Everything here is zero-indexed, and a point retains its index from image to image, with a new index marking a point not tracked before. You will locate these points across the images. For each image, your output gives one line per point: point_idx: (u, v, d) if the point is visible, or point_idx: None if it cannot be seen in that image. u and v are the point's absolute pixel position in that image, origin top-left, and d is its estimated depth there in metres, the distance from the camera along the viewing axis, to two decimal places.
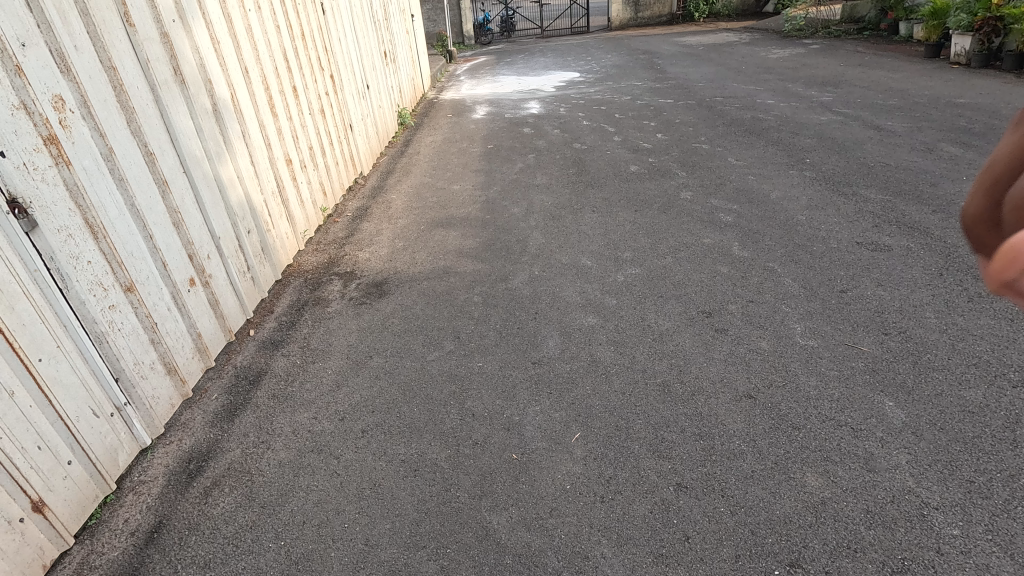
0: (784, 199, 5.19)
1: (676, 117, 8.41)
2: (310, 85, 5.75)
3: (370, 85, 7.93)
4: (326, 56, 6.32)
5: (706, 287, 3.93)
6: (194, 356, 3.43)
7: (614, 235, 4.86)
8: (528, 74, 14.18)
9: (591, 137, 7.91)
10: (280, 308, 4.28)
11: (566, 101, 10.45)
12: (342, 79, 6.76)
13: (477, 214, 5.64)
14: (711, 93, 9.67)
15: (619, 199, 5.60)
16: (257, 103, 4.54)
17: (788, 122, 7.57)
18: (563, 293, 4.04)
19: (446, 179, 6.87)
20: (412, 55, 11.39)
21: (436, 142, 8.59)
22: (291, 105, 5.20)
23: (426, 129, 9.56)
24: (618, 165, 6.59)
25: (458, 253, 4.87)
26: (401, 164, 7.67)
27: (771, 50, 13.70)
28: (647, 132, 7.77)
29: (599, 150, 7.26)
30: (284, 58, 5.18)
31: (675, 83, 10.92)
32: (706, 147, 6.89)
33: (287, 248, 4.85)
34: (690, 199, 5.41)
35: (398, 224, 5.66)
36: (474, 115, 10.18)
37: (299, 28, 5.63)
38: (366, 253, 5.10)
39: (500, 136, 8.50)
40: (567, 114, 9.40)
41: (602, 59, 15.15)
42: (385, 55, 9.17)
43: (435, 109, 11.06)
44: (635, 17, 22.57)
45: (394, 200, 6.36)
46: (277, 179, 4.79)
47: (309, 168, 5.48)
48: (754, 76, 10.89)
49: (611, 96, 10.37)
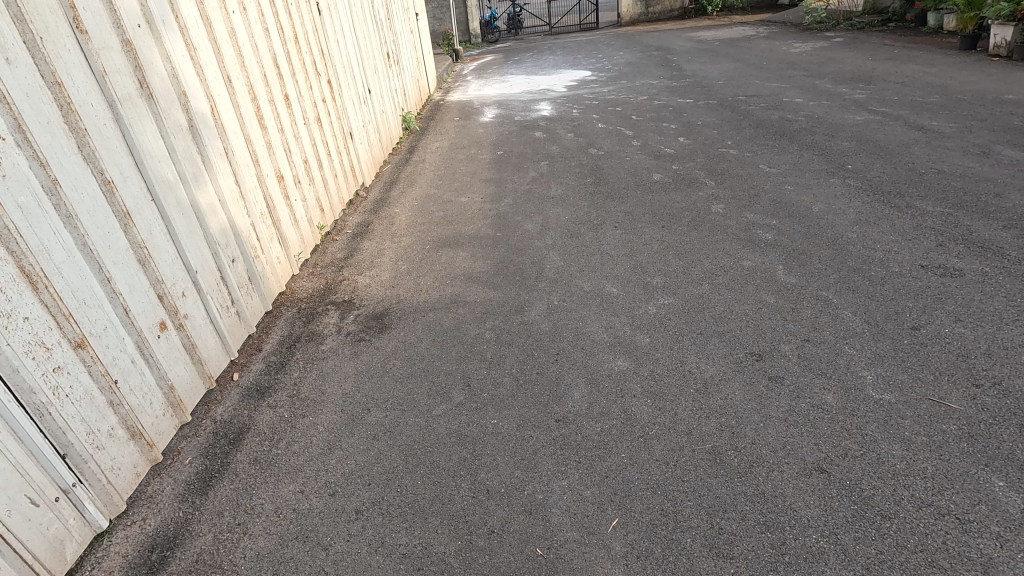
0: (830, 212, 4.66)
1: (698, 118, 7.88)
2: (305, 93, 5.28)
3: (372, 89, 7.46)
4: (323, 60, 5.85)
5: (752, 322, 3.42)
6: (166, 412, 2.98)
7: (640, 257, 4.36)
8: (537, 73, 13.68)
9: (608, 142, 7.38)
10: (269, 346, 3.82)
11: (579, 102, 9.94)
12: (340, 84, 6.29)
13: (487, 231, 5.15)
14: (734, 92, 9.11)
15: (643, 214, 5.09)
16: (242, 116, 4.08)
17: (821, 123, 7.02)
18: (587, 329, 3.55)
19: (453, 190, 6.38)
20: (416, 56, 10.93)
21: (442, 148, 8.10)
22: (283, 115, 4.74)
23: (432, 133, 9.08)
24: (639, 173, 6.08)
25: (468, 278, 4.39)
26: (405, 174, 7.19)
27: (793, 44, 13.09)
28: (668, 136, 7.25)
29: (617, 156, 6.75)
30: (274, 64, 4.71)
31: (693, 81, 10.37)
32: (735, 152, 6.36)
33: (278, 274, 4.40)
34: (723, 213, 4.90)
35: (402, 243, 5.18)
36: (482, 118, 9.70)
37: (292, 31, 5.16)
38: (366, 278, 4.63)
39: (510, 141, 8.01)
40: (580, 116, 8.88)
41: (614, 56, 14.58)
42: (388, 56, 8.69)
43: (441, 112, 10.60)
44: (645, 12, 21.96)
45: (397, 215, 5.88)
46: (267, 198, 4.34)
47: (304, 184, 5.02)
48: (778, 72, 10.30)
49: (626, 96, 9.85)
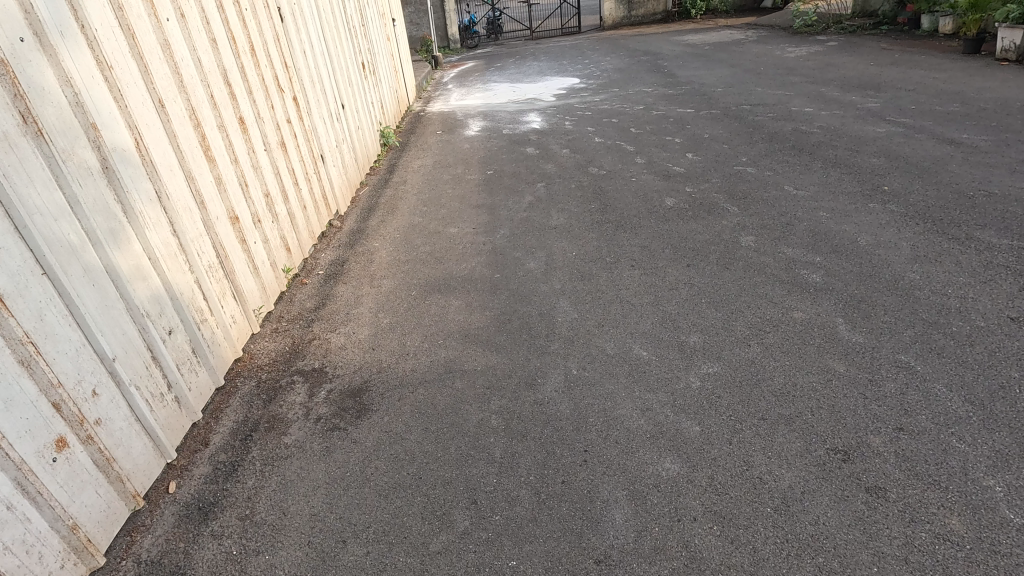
0: (880, 246, 4.04)
1: (704, 131, 7.28)
2: (265, 113, 4.50)
3: (345, 104, 6.67)
4: (287, 74, 5.06)
5: (824, 401, 2.75)
6: (63, 563, 2.20)
7: (669, 306, 3.68)
8: (522, 80, 13.03)
9: (608, 159, 6.71)
10: (217, 438, 3.04)
11: (570, 112, 9.30)
12: (308, 101, 5.51)
13: (483, 271, 4.42)
14: (737, 101, 8.54)
15: (662, 249, 4.42)
16: (182, 148, 3.30)
17: (840, 135, 6.45)
18: (619, 413, 2.85)
19: (440, 219, 5.63)
20: (394, 64, 10.19)
21: (425, 168, 7.35)
22: (237, 141, 3.97)
23: (413, 150, 8.32)
24: (648, 197, 5.43)
25: (464, 335, 3.66)
26: (384, 198, 6.43)
27: (787, 48, 12.62)
28: (675, 152, 6.62)
29: (620, 176, 6.08)
30: (226, 80, 3.92)
31: (690, 89, 9.80)
32: (752, 170, 5.75)
33: (233, 337, 3.62)
34: (755, 247, 4.26)
35: (383, 287, 4.42)
36: (468, 131, 8.99)
37: (249, 40, 4.38)
38: (341, 336, 3.86)
39: (500, 158, 7.31)
40: (574, 129, 8.21)
41: (600, 62, 13.98)
42: (362, 65, 7.92)
43: (423, 124, 9.87)
44: (628, 16, 21.49)
45: (377, 251, 5.12)
46: (217, 246, 3.56)
47: (264, 221, 4.24)
48: (778, 78, 9.76)
49: (621, 106, 9.24)
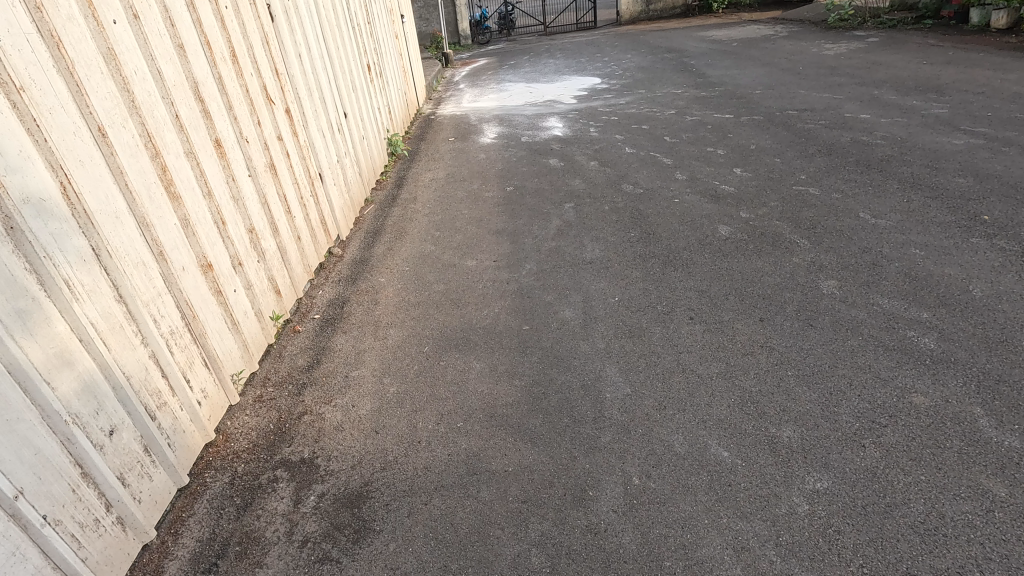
0: (1002, 299, 3.26)
1: (749, 141, 6.50)
2: (250, 131, 3.78)
3: (347, 112, 5.96)
4: (278, 82, 4.35)
5: (992, 549, 2.00)
6: None
7: (746, 380, 2.93)
8: (539, 79, 12.27)
9: (644, 174, 5.94)
10: (173, 570, 2.34)
11: (594, 117, 8.54)
12: (305, 112, 4.79)
13: (508, 321, 3.70)
14: (780, 105, 7.74)
15: (724, 296, 3.67)
16: (132, 186, 2.59)
17: (910, 148, 5.65)
18: (704, 558, 2.11)
19: (455, 248, 4.90)
20: (402, 65, 9.48)
21: (436, 183, 6.61)
22: (212, 168, 3.26)
23: (423, 160, 7.58)
24: (697, 224, 4.67)
25: (490, 416, 2.93)
26: (392, 221, 5.70)
27: (824, 45, 11.76)
28: (719, 166, 5.86)
29: (660, 197, 5.32)
30: (197, 95, 3.21)
31: (724, 91, 9.01)
32: (815, 192, 4.98)
33: (204, 417, 2.92)
34: (839, 296, 3.50)
35: (390, 340, 3.70)
36: (483, 138, 8.26)
37: (229, 44, 3.65)
38: (337, 410, 3.14)
39: (520, 171, 6.57)
40: (600, 137, 7.45)
41: (621, 60, 13.16)
42: (367, 68, 7.19)
43: (434, 130, 9.15)
44: (646, 10, 20.63)
45: (383, 289, 4.40)
46: (182, 304, 2.86)
47: (246, 263, 3.53)
48: (821, 79, 8.91)
49: (649, 110, 8.46)
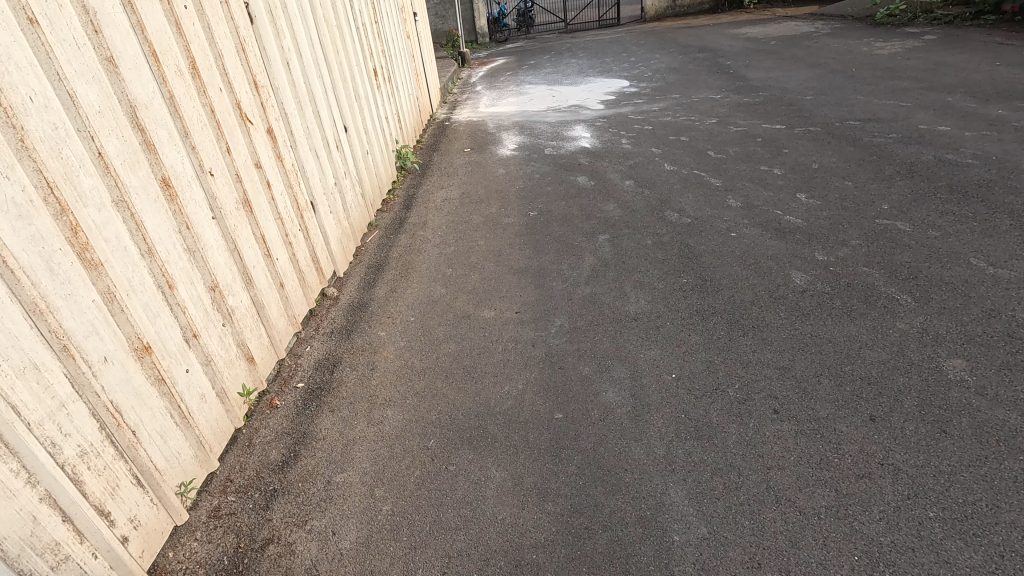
0: None
1: (809, 159, 5.64)
2: (215, 161, 3.03)
3: (348, 126, 5.21)
4: (259, 98, 3.60)
5: None
6: None
7: (869, 524, 2.12)
8: (561, 81, 11.44)
9: (688, 198, 5.11)
10: None
11: (625, 125, 7.71)
12: (294, 130, 4.05)
13: (535, 404, 2.93)
14: (838, 114, 6.84)
15: (815, 377, 2.84)
16: (17, 259, 1.84)
17: (1012, 170, 4.75)
18: None
19: (469, 292, 4.12)
20: (414, 67, 8.72)
21: (449, 206, 5.84)
22: (155, 216, 2.51)
23: (434, 176, 6.81)
24: (762, 269, 3.84)
25: (514, 565, 2.15)
26: (396, 253, 4.94)
27: (875, 43, 10.75)
28: (779, 190, 5.01)
29: (712, 230, 4.49)
30: (136, 123, 2.46)
31: (770, 96, 8.11)
32: (904, 227, 4.12)
33: (130, 560, 2.18)
34: (973, 385, 2.66)
35: (386, 426, 2.94)
36: (501, 149, 7.48)
37: (187, 53, 2.90)
38: (312, 539, 2.38)
39: (545, 191, 5.78)
40: (634, 150, 6.63)
41: (649, 60, 12.25)
42: (373, 73, 6.43)
43: (449, 138, 8.39)
44: (673, 7, 19.66)
45: (381, 348, 3.63)
46: (99, 409, 2.12)
47: (204, 333, 2.79)
48: (880, 83, 7.95)
49: (687, 118, 7.61)
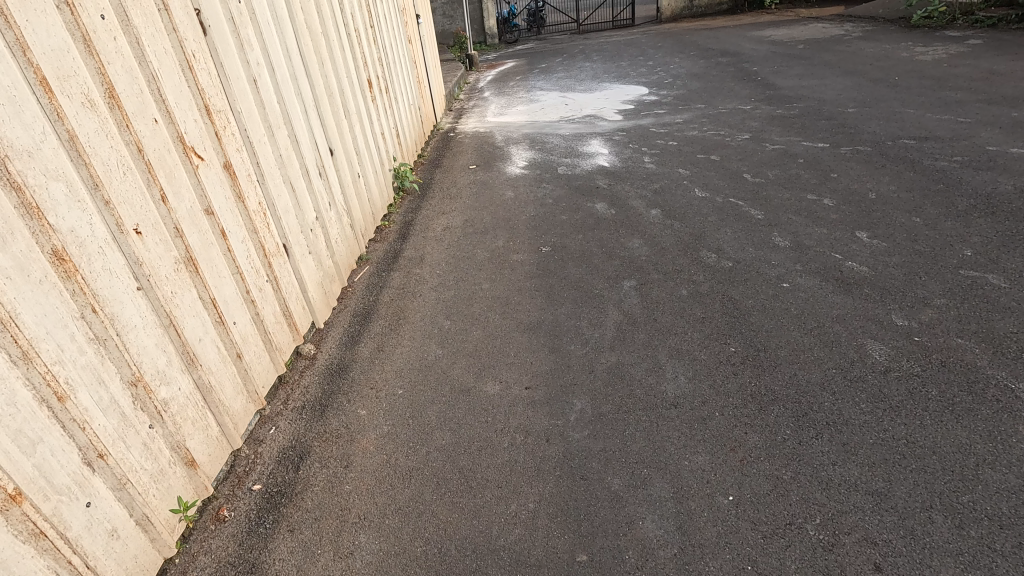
0: None
1: (863, 186, 4.92)
2: (141, 214, 2.36)
3: (334, 148, 4.53)
4: (213, 126, 2.92)
5: None
6: None
7: None
8: (575, 87, 10.73)
9: (726, 235, 4.41)
10: None
11: (646, 140, 7.00)
12: (261, 161, 3.37)
13: (550, 538, 2.26)
14: (888, 132, 6.10)
15: (924, 513, 2.14)
16: None
17: None
18: None
19: (470, 356, 3.43)
20: (416, 74, 8.03)
21: (450, 237, 5.16)
22: (37, 305, 1.86)
23: (435, 198, 6.13)
24: (829, 337, 3.13)
25: None
26: (387, 298, 4.27)
27: (915, 48, 9.95)
28: (833, 227, 4.30)
29: (759, 279, 3.79)
30: (9, 180, 1.80)
31: (807, 108, 7.37)
32: (997, 282, 3.40)
33: None
34: None
35: (357, 563, 2.27)
36: (510, 167, 6.80)
37: (103, 77, 2.22)
38: None
39: (559, 221, 5.09)
40: (659, 171, 5.92)
41: (668, 65, 11.50)
42: (368, 83, 5.73)
43: (453, 153, 7.71)
44: (690, 7, 18.87)
45: (360, 434, 2.96)
46: None
47: (116, 445, 2.13)
48: (931, 94, 7.17)
49: (716, 133, 6.89)
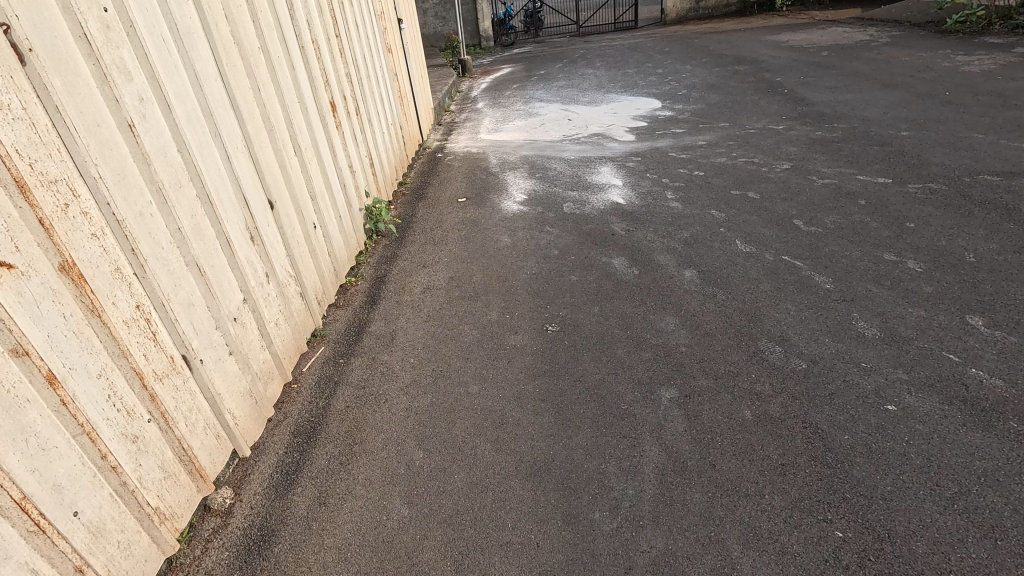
0: None
1: (953, 242, 3.89)
2: None
3: (274, 199, 3.45)
4: (33, 210, 1.85)
5: None
6: None
7: None
8: (578, 98, 9.68)
9: (788, 315, 3.37)
10: None
11: (666, 168, 5.96)
12: (140, 245, 2.30)
13: None
14: (961, 164, 5.08)
15: None
16: None
17: None
18: None
19: (447, 525, 2.37)
20: (397, 87, 6.94)
21: (430, 303, 4.10)
22: None
23: (415, 244, 5.05)
24: (983, 520, 2.09)
25: None
26: (341, 404, 3.20)
27: (956, 57, 8.95)
28: (933, 307, 3.27)
29: (849, 392, 2.75)
30: None
31: (851, 129, 6.35)
32: None
33: None
34: None
35: None
36: (507, 201, 5.74)
37: None
38: None
39: (568, 284, 4.05)
40: (687, 212, 4.88)
41: (680, 73, 10.47)
42: (332, 105, 4.64)
43: (440, 180, 6.64)
44: (696, 9, 17.85)
45: None
46: None
47: None
48: (996, 115, 6.16)
49: (748, 161, 5.86)
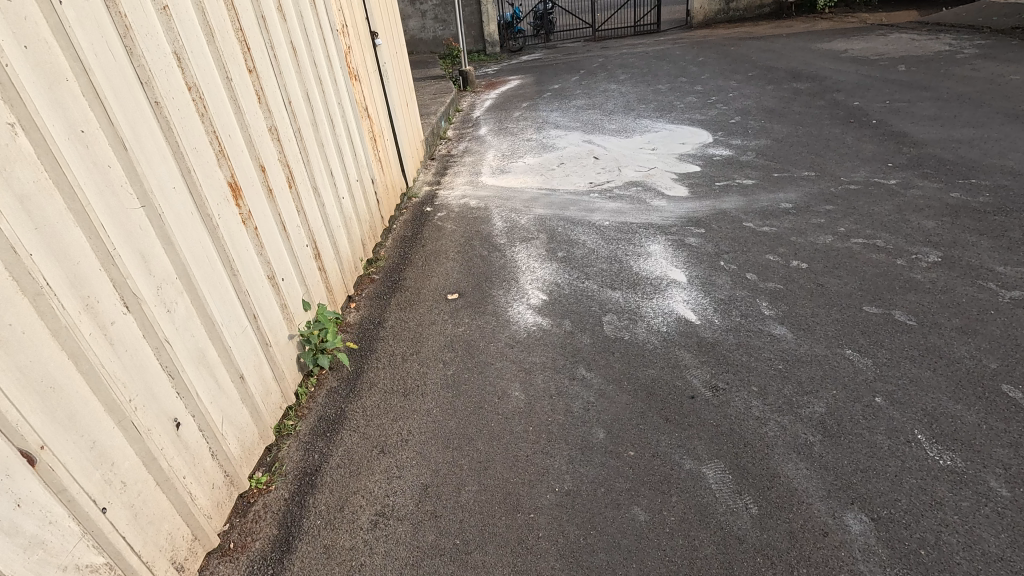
0: None
1: None
2: None
3: (40, 441, 1.67)
4: None
5: None
6: None
7: None
8: (604, 124, 7.84)
9: None
10: None
11: (748, 253, 4.14)
12: None
13: None
14: None
15: None
16: None
17: None
18: None
19: None
20: (369, 124, 5.11)
21: (382, 562, 2.29)
22: None
23: (376, 392, 3.24)
24: None
25: None
26: None
27: None
28: None
29: None
30: None
31: (1003, 191, 4.51)
32: None
33: None
34: None
35: None
36: (517, 303, 3.92)
37: None
38: None
39: (631, 533, 2.25)
40: (807, 353, 3.06)
41: (726, 92, 8.62)
42: (235, 188, 2.82)
43: (426, 255, 4.83)
44: (726, 10, 15.95)
45: None
46: None
47: None
48: None
49: (868, 245, 4.03)
